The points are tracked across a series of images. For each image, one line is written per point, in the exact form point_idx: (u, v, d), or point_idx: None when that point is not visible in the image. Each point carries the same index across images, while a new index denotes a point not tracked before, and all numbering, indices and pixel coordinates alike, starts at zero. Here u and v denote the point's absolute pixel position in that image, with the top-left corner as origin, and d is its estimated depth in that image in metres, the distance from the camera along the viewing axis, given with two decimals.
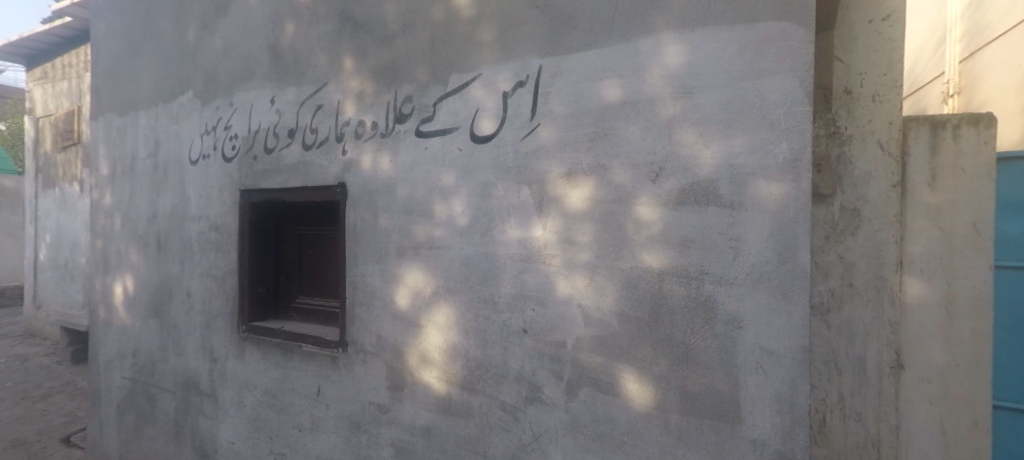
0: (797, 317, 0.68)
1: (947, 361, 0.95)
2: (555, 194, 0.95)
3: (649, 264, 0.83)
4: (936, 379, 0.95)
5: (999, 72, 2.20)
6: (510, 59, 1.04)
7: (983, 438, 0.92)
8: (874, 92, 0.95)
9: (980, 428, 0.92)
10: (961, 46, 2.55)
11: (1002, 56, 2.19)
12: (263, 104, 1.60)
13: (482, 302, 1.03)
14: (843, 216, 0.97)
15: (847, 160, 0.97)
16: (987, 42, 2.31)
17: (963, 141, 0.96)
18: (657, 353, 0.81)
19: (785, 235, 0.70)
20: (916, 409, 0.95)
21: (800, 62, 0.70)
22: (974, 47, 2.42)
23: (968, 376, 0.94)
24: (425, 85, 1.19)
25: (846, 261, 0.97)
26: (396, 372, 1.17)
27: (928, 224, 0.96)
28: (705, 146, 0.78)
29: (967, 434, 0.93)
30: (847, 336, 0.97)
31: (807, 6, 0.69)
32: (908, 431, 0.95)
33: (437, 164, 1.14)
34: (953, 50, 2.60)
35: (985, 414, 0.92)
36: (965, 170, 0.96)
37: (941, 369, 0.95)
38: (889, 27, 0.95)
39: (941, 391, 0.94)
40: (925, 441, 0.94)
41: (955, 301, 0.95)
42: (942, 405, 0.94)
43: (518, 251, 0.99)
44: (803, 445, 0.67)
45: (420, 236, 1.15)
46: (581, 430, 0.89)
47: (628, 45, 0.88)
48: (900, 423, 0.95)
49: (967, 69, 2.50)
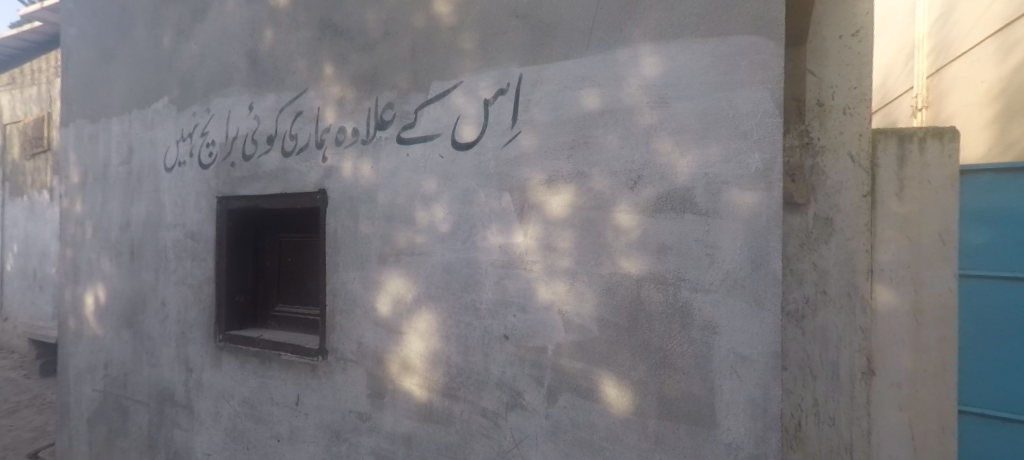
0: (769, 323, 0.70)
1: (915, 367, 0.99)
2: (535, 201, 0.96)
3: (627, 270, 0.84)
4: (905, 384, 0.99)
5: (965, 86, 2.30)
6: (492, 67, 1.05)
7: (949, 441, 0.96)
8: (846, 104, 0.99)
9: (947, 432, 0.96)
10: (928, 62, 2.65)
11: (968, 71, 2.28)
12: (241, 109, 1.58)
13: (464, 308, 1.03)
14: (817, 225, 1.00)
15: (820, 170, 1.01)
16: (953, 57, 2.41)
17: (928, 153, 1.00)
18: (636, 358, 0.82)
19: (758, 242, 0.72)
20: (886, 413, 0.98)
21: (771, 74, 0.72)
22: (941, 63, 2.53)
23: (936, 381, 0.98)
24: (406, 93, 1.19)
25: (819, 269, 1.00)
26: (376, 379, 1.16)
27: (896, 233, 1.00)
28: (681, 154, 0.80)
29: (934, 437, 0.97)
30: (821, 342, 0.99)
31: (776, 21, 0.72)
32: (879, 435, 0.99)
33: (418, 171, 1.14)
34: (921, 66, 2.71)
35: (950, 418, 0.96)
36: (930, 181, 1.00)
37: (910, 374, 0.99)
38: (858, 42, 0.99)
39: (910, 396, 0.98)
40: (895, 444, 0.98)
41: (922, 309, 0.99)
42: (911, 409, 0.98)
43: (499, 258, 1.00)
44: (775, 448, 0.69)
45: (402, 242, 1.15)
46: (561, 435, 0.89)
47: (608, 56, 0.90)
48: (871, 427, 0.99)
49: (934, 84, 2.60)
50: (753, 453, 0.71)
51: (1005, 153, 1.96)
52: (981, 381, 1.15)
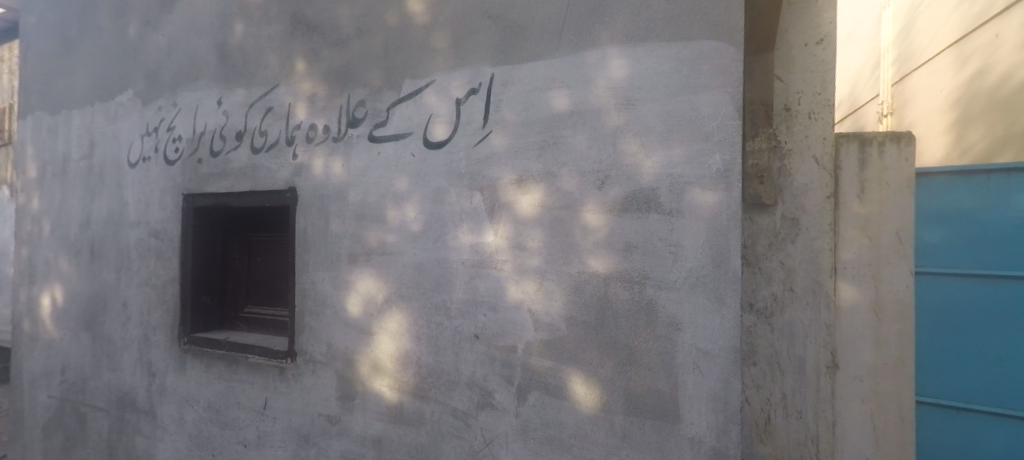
0: (729, 319, 0.73)
1: (876, 360, 1.03)
2: (506, 200, 0.96)
3: (595, 269, 0.85)
4: (865, 377, 1.03)
5: (925, 95, 2.41)
6: (464, 66, 1.05)
7: (907, 429, 1.01)
8: (810, 110, 1.02)
9: (905, 420, 1.01)
10: (893, 71, 2.77)
11: (928, 81, 2.40)
12: (208, 104, 1.54)
13: (435, 308, 1.03)
14: (785, 225, 1.02)
15: (787, 172, 1.03)
16: (915, 67, 2.53)
17: (886, 157, 1.05)
18: (603, 356, 0.83)
19: (718, 241, 0.75)
20: (849, 405, 1.02)
21: (731, 79, 0.75)
22: (904, 71, 2.65)
23: (893, 372, 1.03)
24: (378, 90, 1.17)
25: (787, 267, 1.02)
26: (346, 381, 1.15)
27: (857, 232, 1.04)
28: (646, 155, 0.82)
29: (894, 426, 1.02)
30: (789, 338, 1.01)
31: (736, 28, 0.75)
32: (843, 426, 1.02)
33: (390, 170, 1.13)
34: (886, 74, 2.83)
35: (909, 406, 1.02)
36: (888, 184, 1.05)
37: (871, 366, 1.03)
38: (822, 49, 1.02)
39: (872, 388, 1.02)
40: (856, 434, 1.02)
41: (882, 306, 1.04)
42: (873, 400, 1.02)
43: (470, 257, 0.99)
44: (735, 441, 0.72)
45: (372, 242, 1.13)
46: (531, 434, 0.90)
47: (577, 58, 0.91)
48: (836, 418, 1.01)
49: (898, 92, 2.72)
50: (715, 447, 0.73)
51: (961, 159, 2.07)
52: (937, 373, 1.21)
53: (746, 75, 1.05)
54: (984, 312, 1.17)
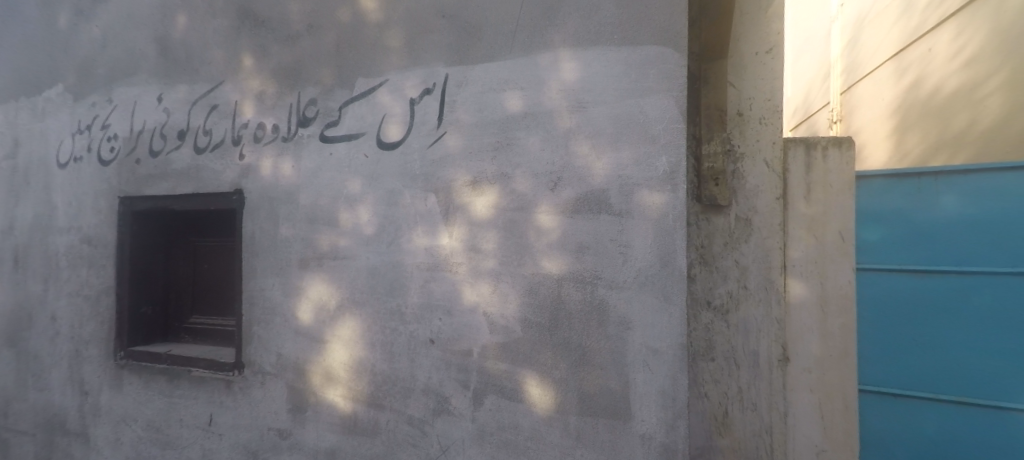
0: (675, 316, 0.76)
1: (823, 351, 1.02)
2: (460, 202, 0.96)
3: (549, 270, 0.87)
4: (814, 369, 1.03)
5: (869, 104, 2.58)
6: (417, 66, 1.03)
7: (852, 417, 1.00)
8: (761, 116, 1.04)
9: (850, 409, 1.01)
10: (842, 80, 2.95)
11: (872, 90, 2.56)
12: (147, 101, 1.45)
13: (389, 313, 1.00)
14: (739, 225, 1.03)
15: (741, 175, 1.04)
16: (861, 77, 2.70)
17: (830, 160, 1.06)
18: (557, 357, 0.85)
19: (665, 240, 0.78)
20: (801, 397, 1.01)
21: (675, 84, 0.79)
22: (852, 81, 2.81)
23: (839, 364, 1.02)
24: (330, 88, 1.14)
25: (741, 266, 1.04)
26: (297, 392, 1.10)
27: (804, 232, 1.04)
28: (597, 157, 0.85)
29: (841, 415, 1.01)
30: (743, 333, 1.02)
31: (680, 34, 0.79)
32: (795, 417, 1.01)
33: (342, 171, 1.09)
34: (836, 83, 3.01)
35: (853, 396, 1.01)
36: (831, 185, 1.06)
37: (819, 359, 1.02)
38: (771, 59, 1.03)
39: (820, 379, 1.02)
40: (808, 425, 1.01)
41: (828, 300, 1.03)
42: (821, 391, 1.01)
43: (426, 259, 0.98)
44: (682, 435, 0.75)
45: (324, 246, 1.09)
46: (488, 439, 0.89)
47: (530, 60, 0.91)
48: (788, 410, 1.01)
49: (847, 100, 2.90)
50: (664, 442, 0.76)
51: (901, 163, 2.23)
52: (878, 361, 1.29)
53: (701, 80, 1.03)
54: (914, 301, 1.25)
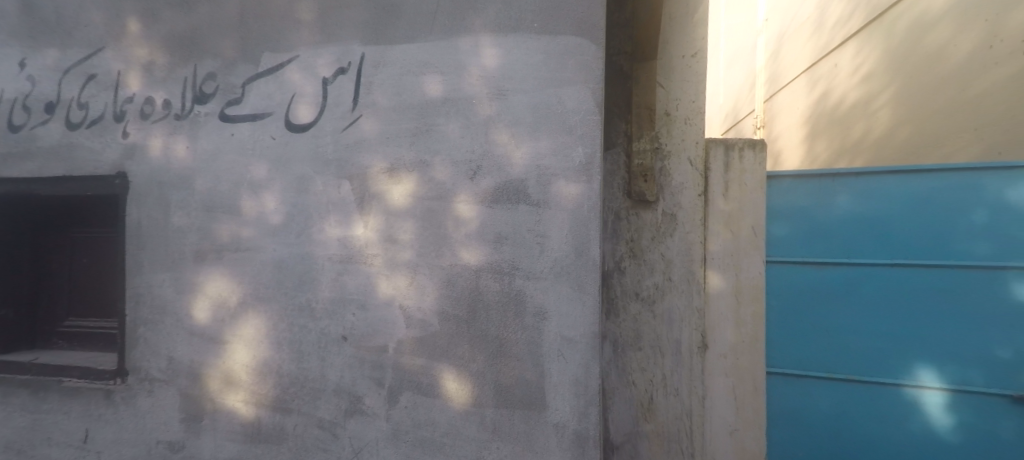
0: (589, 305, 0.81)
1: (737, 339, 1.15)
2: (376, 190, 0.91)
3: (468, 261, 0.86)
4: (728, 355, 1.15)
5: (786, 112, 2.80)
6: (330, 42, 0.96)
7: (760, 399, 1.14)
8: (685, 115, 1.14)
9: (758, 391, 1.14)
10: (765, 89, 3.20)
11: (788, 100, 2.78)
12: (2, 66, 1.22)
13: (297, 309, 0.93)
14: (664, 220, 1.14)
15: (667, 172, 1.14)
16: (780, 87, 2.93)
17: (746, 161, 1.16)
18: (474, 349, 0.85)
19: (580, 231, 0.82)
20: (716, 382, 1.13)
21: (592, 75, 0.83)
22: (773, 91, 3.05)
23: (752, 351, 1.15)
24: (231, 62, 1.03)
25: (666, 259, 1.14)
26: (191, 399, 0.99)
27: (722, 227, 1.15)
28: (517, 146, 0.85)
29: (750, 397, 1.14)
30: (667, 323, 1.13)
31: (597, 27, 0.82)
32: (710, 401, 1.13)
33: (245, 153, 0.99)
34: (761, 92, 3.26)
35: (761, 380, 1.14)
36: (747, 183, 1.17)
37: (733, 346, 1.15)
38: (695, 62, 1.14)
39: (733, 366, 1.14)
40: (721, 408, 1.13)
41: (742, 291, 1.16)
42: (734, 376, 1.14)
43: (339, 251, 0.92)
44: (593, 421, 0.79)
45: (224, 237, 0.99)
46: (403, 438, 0.86)
47: (451, 43, 0.89)
48: (705, 395, 1.13)
49: (767, 108, 3.15)
50: (576, 429, 0.80)
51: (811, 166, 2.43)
52: (781, 353, 1.22)
53: (632, 80, 1.13)
54: (822, 300, 1.20)
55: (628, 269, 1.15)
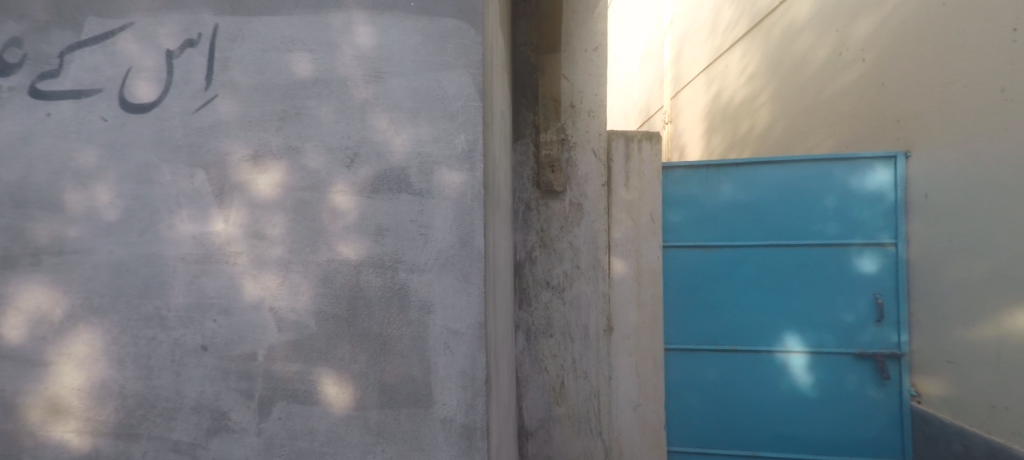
0: (474, 295, 0.81)
1: (636, 319, 1.91)
2: (238, 180, 0.81)
3: (346, 256, 0.81)
4: (629, 336, 1.90)
5: None
6: (175, 9, 0.83)
7: (655, 375, 1.90)
8: (588, 109, 1.90)
9: (655, 368, 1.90)
10: None
11: None
12: None
13: (143, 319, 0.80)
14: (574, 207, 1.88)
15: (575, 161, 1.89)
16: None
17: (642, 152, 1.97)
18: (355, 350, 0.80)
19: (463, 220, 0.81)
20: (620, 365, 1.89)
21: (472, 60, 0.83)
22: None
23: (648, 329, 1.91)
24: (44, 26, 0.85)
25: (576, 247, 1.88)
26: (4, 435, 0.82)
27: (624, 213, 1.94)
28: (396, 133, 0.82)
29: (646, 366, 1.90)
30: (578, 310, 1.87)
31: (475, 11, 0.84)
32: (615, 379, 1.89)
33: (67, 136, 0.83)
34: None
35: (655, 358, 1.91)
36: (644, 173, 1.97)
37: (633, 326, 1.90)
38: (595, 56, 1.90)
39: (634, 345, 1.90)
40: (625, 386, 1.89)
41: (640, 276, 1.93)
42: (635, 355, 1.90)
43: (193, 251, 0.81)
44: (481, 412, 0.80)
45: (42, 236, 0.82)
46: (276, 452, 0.79)
47: (320, 18, 0.82)
48: (610, 374, 1.88)
49: None
50: (464, 423, 0.80)
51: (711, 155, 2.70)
52: (680, 324, 2.03)
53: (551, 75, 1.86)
54: (704, 273, 2.02)
55: (545, 255, 1.87)
